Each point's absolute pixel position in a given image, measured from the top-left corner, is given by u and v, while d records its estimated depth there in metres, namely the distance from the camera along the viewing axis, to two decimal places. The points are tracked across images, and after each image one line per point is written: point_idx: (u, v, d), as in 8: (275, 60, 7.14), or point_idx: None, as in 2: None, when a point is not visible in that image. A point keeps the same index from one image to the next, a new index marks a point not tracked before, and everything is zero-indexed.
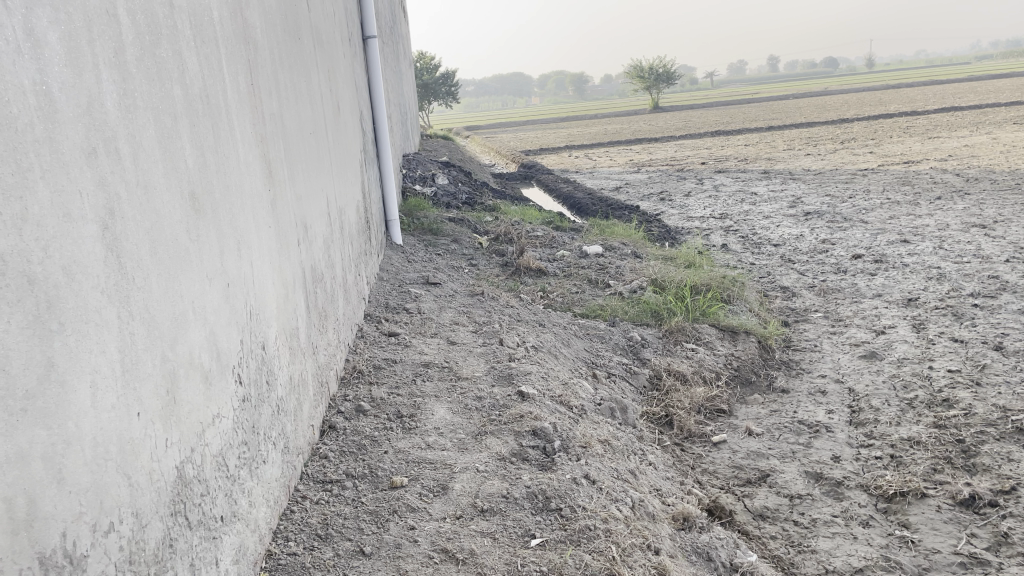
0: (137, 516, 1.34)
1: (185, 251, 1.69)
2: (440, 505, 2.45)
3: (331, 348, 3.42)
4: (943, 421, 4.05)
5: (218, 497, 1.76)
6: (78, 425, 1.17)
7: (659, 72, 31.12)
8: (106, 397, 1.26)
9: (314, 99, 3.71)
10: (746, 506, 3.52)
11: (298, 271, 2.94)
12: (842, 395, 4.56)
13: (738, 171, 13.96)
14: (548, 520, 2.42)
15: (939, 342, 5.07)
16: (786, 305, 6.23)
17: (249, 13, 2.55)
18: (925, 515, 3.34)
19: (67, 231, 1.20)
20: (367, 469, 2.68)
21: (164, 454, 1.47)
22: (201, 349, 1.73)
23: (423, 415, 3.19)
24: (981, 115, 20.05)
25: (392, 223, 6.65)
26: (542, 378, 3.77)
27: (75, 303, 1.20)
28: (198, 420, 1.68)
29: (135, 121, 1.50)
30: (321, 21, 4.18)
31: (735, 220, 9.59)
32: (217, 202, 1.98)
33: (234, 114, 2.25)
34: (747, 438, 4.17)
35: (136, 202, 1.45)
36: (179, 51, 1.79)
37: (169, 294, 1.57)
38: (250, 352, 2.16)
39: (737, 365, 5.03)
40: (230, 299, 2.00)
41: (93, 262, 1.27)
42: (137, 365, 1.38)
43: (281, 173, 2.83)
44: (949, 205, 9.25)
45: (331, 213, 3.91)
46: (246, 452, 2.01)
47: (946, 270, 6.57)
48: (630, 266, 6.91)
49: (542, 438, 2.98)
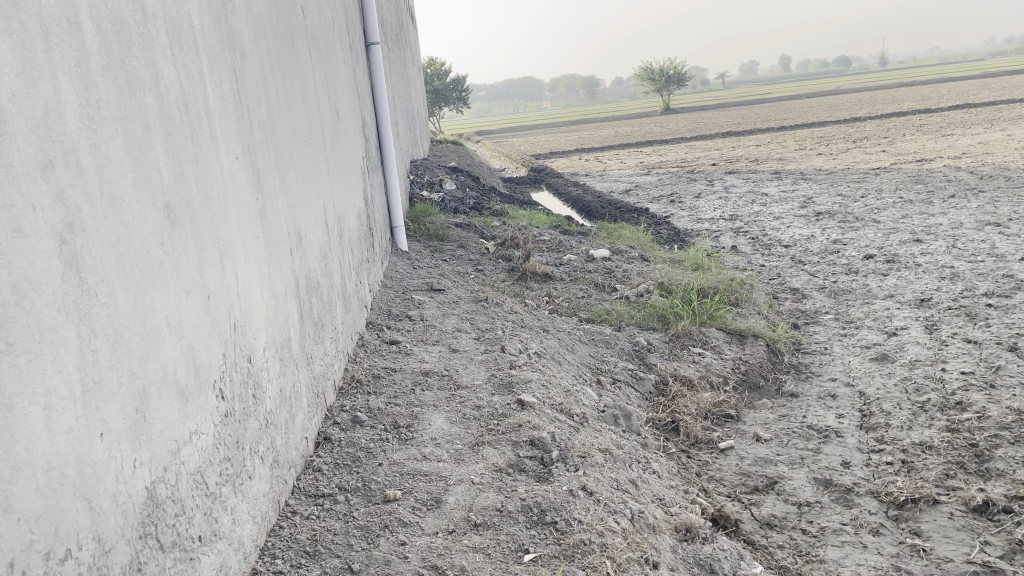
0: (99, 541, 1.30)
1: (158, 265, 1.64)
2: (433, 519, 2.40)
3: (328, 357, 3.37)
4: (956, 425, 3.96)
5: (195, 516, 1.71)
6: (28, 450, 1.12)
7: (670, 73, 30.99)
8: (63, 419, 1.22)
9: (309, 107, 3.66)
10: (752, 515, 3.44)
11: (290, 280, 2.89)
12: (852, 399, 4.47)
13: (749, 171, 13.85)
14: (543, 534, 2.36)
15: (953, 343, 4.97)
16: (797, 307, 6.13)
17: (234, 19, 2.51)
18: (936, 522, 3.26)
19: (18, 247, 1.16)
20: (361, 482, 2.63)
21: (132, 475, 1.43)
22: (176, 364, 1.69)
23: (421, 425, 3.13)
24: (995, 112, 19.81)
25: (397, 229, 6.58)
26: (543, 386, 3.70)
27: (26, 322, 1.16)
28: (172, 438, 1.63)
29: (100, 131, 1.46)
30: (317, 26, 4.13)
31: (745, 221, 9.50)
32: (196, 213, 1.93)
33: (216, 122, 2.20)
34: (754, 444, 4.09)
35: (100, 215, 1.41)
36: (152, 60, 1.75)
37: (139, 309, 1.52)
38: (235, 366, 2.11)
39: (745, 369, 4.95)
40: (211, 312, 1.96)
41: (48, 278, 1.22)
42: (100, 385, 1.34)
43: (271, 182, 2.78)
44: (963, 203, 9.12)
45: (329, 221, 3.87)
46: (229, 469, 1.97)
47: (959, 270, 6.46)
48: (638, 270, 6.84)
49: (541, 448, 2.92)
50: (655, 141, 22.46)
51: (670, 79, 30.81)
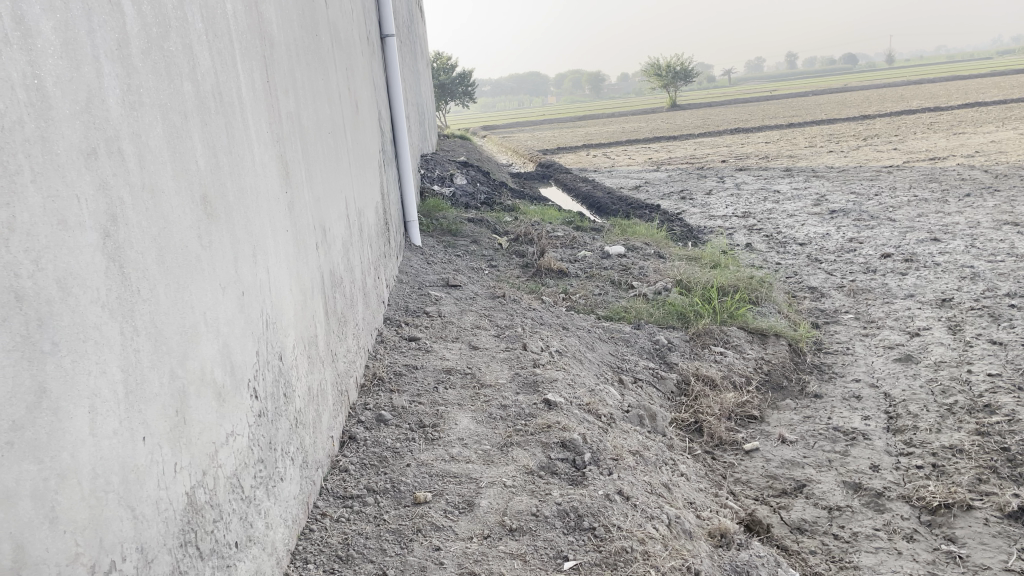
0: (142, 551, 1.23)
1: (196, 259, 1.57)
2: (466, 523, 2.33)
3: (350, 354, 3.31)
4: (986, 428, 3.88)
5: (232, 522, 1.64)
6: (73, 456, 1.06)
7: (676, 69, 30.77)
8: (107, 423, 1.15)
9: (332, 98, 3.59)
10: (783, 519, 3.37)
11: (316, 275, 2.82)
12: (877, 401, 4.39)
13: (759, 168, 13.75)
14: (581, 540, 2.29)
15: (978, 345, 4.88)
16: (816, 306, 6.04)
17: (264, 8, 2.43)
18: (972, 528, 3.18)
19: (63, 240, 1.09)
20: (389, 484, 2.56)
21: (172, 481, 1.36)
22: (213, 362, 1.62)
23: (446, 424, 3.06)
24: (1006, 111, 19.62)
25: (411, 224, 6.51)
26: (568, 385, 3.63)
27: (71, 319, 1.09)
28: (210, 440, 1.56)
29: (141, 119, 1.38)
30: (338, 17, 4.04)
31: (759, 219, 9.41)
32: (230, 206, 1.86)
33: (248, 112, 2.13)
34: (780, 446, 4.01)
35: (141, 207, 1.34)
36: (189, 45, 1.67)
37: (178, 306, 1.45)
38: (267, 364, 2.04)
39: (768, 369, 4.86)
40: (245, 308, 1.89)
41: (92, 273, 1.15)
42: (142, 385, 1.27)
43: (299, 175, 2.71)
44: (980, 202, 9.01)
45: (350, 215, 3.80)
46: (263, 471, 1.91)
47: (979, 270, 6.37)
48: (654, 267, 6.75)
49: (572, 450, 2.85)
50: (663, 137, 22.30)
51: (677, 77, 30.62)
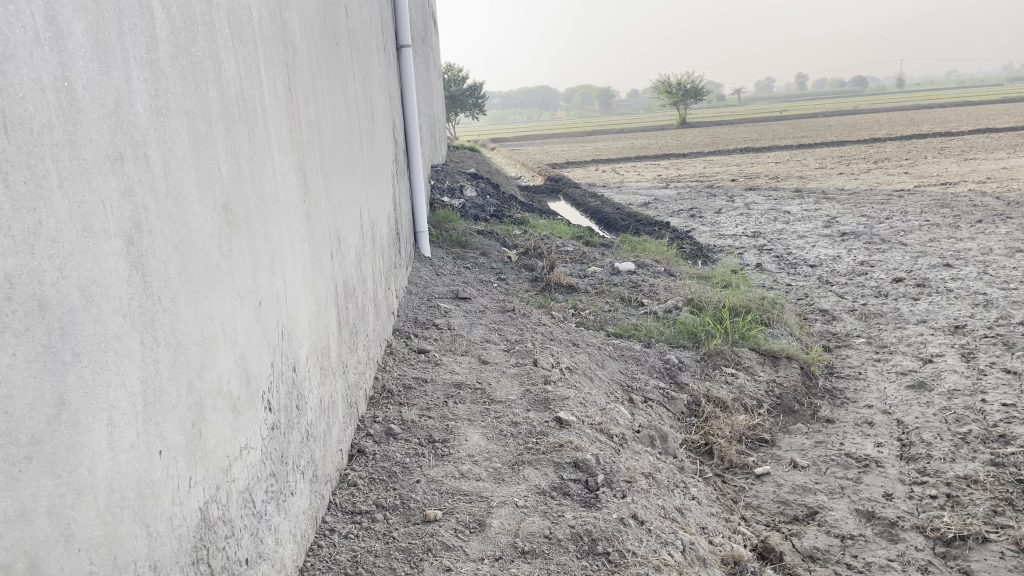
0: (155, 568, 1.20)
1: (216, 268, 1.54)
2: (477, 543, 2.29)
3: (361, 365, 3.27)
4: (1001, 459, 3.82)
5: (243, 537, 1.61)
6: (90, 471, 1.02)
7: (687, 87, 30.82)
8: (125, 436, 1.12)
9: (349, 107, 3.57)
10: (794, 547, 3.31)
11: (330, 285, 2.78)
12: (890, 427, 4.33)
13: (770, 188, 13.72)
14: (595, 565, 2.25)
15: (992, 373, 4.82)
16: (828, 329, 5.98)
17: (288, 15, 2.42)
18: (987, 562, 3.12)
19: (87, 248, 1.06)
20: (398, 500, 2.51)
21: (187, 495, 1.32)
22: (230, 374, 1.59)
23: (457, 440, 3.02)
24: (1017, 138, 19.56)
25: (421, 235, 6.49)
26: (579, 403, 3.58)
27: (93, 330, 1.05)
28: (224, 454, 1.53)
29: (167, 124, 1.36)
30: (357, 25, 4.02)
31: (769, 239, 9.35)
32: (251, 214, 1.82)
33: (270, 120, 2.10)
34: (792, 471, 3.95)
35: (165, 214, 1.31)
36: (215, 51, 1.65)
37: (198, 315, 1.42)
38: (281, 376, 2.01)
39: (780, 393, 4.80)
40: (262, 318, 1.86)
41: (114, 282, 1.12)
42: (161, 398, 1.24)
43: (316, 184, 2.68)
44: (992, 228, 8.95)
45: (364, 226, 3.78)
46: (274, 485, 1.87)
47: (993, 297, 6.31)
48: (665, 285, 6.71)
49: (585, 471, 2.80)
50: (673, 154, 22.30)
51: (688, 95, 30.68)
